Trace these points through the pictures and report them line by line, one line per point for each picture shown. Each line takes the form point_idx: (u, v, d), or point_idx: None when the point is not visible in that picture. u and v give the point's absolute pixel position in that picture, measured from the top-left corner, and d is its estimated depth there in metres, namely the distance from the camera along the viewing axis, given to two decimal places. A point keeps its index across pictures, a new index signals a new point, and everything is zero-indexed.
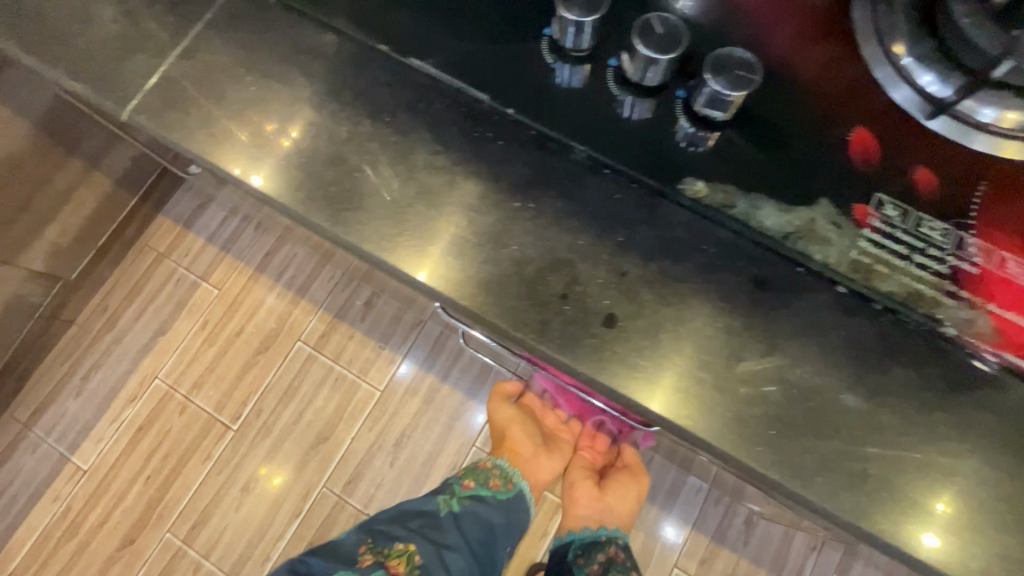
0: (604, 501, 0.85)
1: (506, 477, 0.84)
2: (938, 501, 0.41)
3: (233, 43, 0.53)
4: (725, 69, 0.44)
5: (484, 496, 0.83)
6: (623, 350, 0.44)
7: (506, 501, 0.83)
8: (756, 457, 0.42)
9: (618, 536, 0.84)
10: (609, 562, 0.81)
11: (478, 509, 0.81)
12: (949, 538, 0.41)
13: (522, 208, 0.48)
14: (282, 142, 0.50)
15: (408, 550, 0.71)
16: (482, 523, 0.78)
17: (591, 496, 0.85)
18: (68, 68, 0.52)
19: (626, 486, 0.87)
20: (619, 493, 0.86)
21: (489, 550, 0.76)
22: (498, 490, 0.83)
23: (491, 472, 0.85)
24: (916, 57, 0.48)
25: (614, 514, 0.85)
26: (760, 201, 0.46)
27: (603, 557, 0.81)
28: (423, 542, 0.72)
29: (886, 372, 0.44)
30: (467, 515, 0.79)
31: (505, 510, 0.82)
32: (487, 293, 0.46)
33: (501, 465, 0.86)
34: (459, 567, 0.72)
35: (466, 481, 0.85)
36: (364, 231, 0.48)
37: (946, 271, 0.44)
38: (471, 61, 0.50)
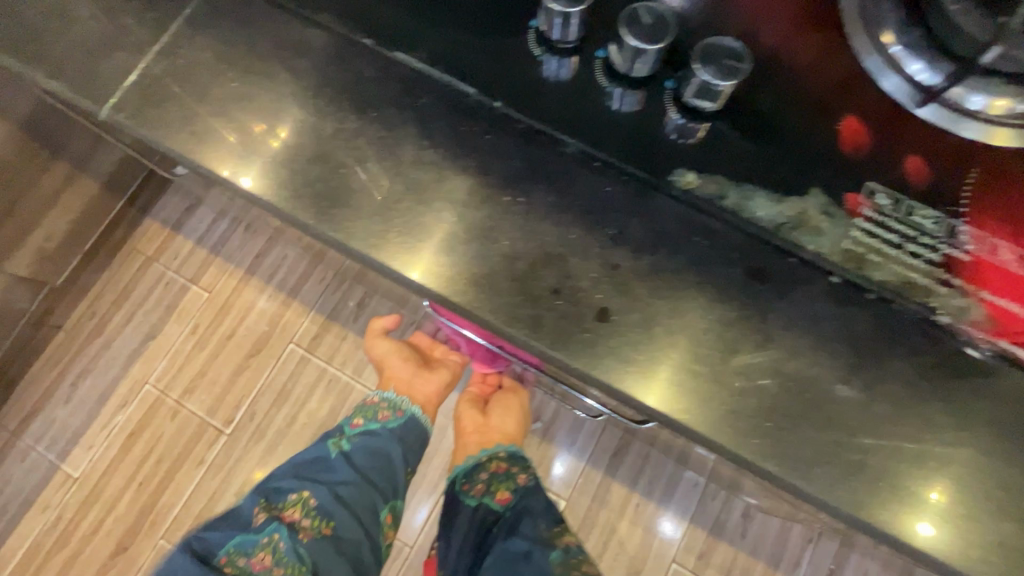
0: (487, 425, 0.98)
1: (394, 407, 0.89)
2: (932, 490, 0.41)
3: (215, 39, 0.52)
4: (713, 58, 0.44)
5: (374, 429, 0.87)
6: (617, 345, 0.44)
7: (396, 427, 0.87)
8: (752, 450, 0.42)
9: (500, 451, 0.92)
10: (491, 476, 0.88)
11: (369, 442, 0.85)
12: (942, 526, 0.40)
13: (513, 203, 0.47)
14: (272, 144, 0.49)
15: (300, 497, 0.75)
16: (373, 453, 0.83)
17: (475, 422, 0.98)
18: (47, 68, 0.51)
19: (506, 405, 1.01)
20: (501, 413, 0.99)
21: (383, 474, 0.81)
22: (388, 420, 0.87)
23: (380, 405, 0.89)
24: (903, 45, 0.48)
25: (498, 432, 0.97)
26: (751, 192, 0.45)
27: (486, 475, 0.88)
28: (314, 486, 0.77)
29: (881, 362, 0.43)
30: (357, 450, 0.83)
31: (396, 434, 0.86)
32: (477, 289, 0.45)
33: (390, 397, 0.90)
34: (354, 495, 0.77)
35: (357, 421, 0.89)
36: (352, 228, 0.47)
37: (938, 259, 0.43)
38: (459, 55, 0.49)
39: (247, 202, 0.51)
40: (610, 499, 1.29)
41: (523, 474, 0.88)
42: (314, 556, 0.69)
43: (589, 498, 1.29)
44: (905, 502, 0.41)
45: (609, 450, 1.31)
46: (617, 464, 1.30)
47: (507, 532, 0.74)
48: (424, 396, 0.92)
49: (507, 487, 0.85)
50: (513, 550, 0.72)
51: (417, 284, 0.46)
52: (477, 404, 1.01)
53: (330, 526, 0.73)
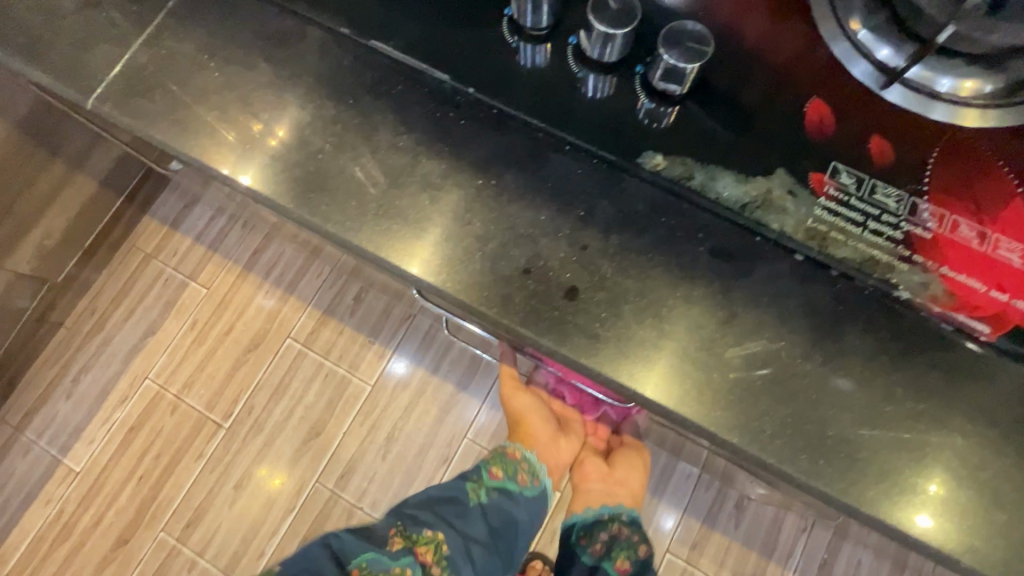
0: (613, 477, 0.85)
1: (535, 473, 0.76)
2: (930, 482, 0.41)
3: (197, 31, 0.53)
4: (678, 42, 0.45)
5: (513, 490, 0.73)
6: (585, 321, 0.45)
7: (535, 496, 0.75)
8: (716, 423, 0.43)
9: (622, 513, 0.82)
10: (612, 540, 0.79)
11: (507, 506, 0.71)
12: (939, 517, 0.41)
13: (484, 185, 0.48)
14: (274, 142, 0.50)
15: (436, 539, 0.64)
16: (509, 521, 0.70)
17: (600, 472, 0.85)
18: (35, 61, 0.52)
19: (631, 461, 0.87)
20: (626, 468, 0.87)
21: (510, 542, 0.69)
22: (530, 487, 0.75)
23: (521, 465, 0.76)
24: (870, 29, 0.49)
25: (624, 490, 0.85)
26: (717, 172, 0.46)
27: (606, 535, 0.80)
28: (448, 531, 0.66)
29: (841, 336, 0.45)
30: (496, 511, 0.70)
31: (534, 508, 0.73)
32: (451, 269, 0.46)
33: (532, 460, 0.77)
34: (483, 563, 0.66)
35: (494, 470, 0.75)
36: (329, 213, 0.48)
37: (900, 237, 0.44)
38: (434, 43, 0.50)
39: (231, 189, 0.52)
40: None
41: (644, 546, 0.80)
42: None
43: None
44: (905, 491, 0.41)
45: None
46: None
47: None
48: (557, 464, 0.80)
49: (626, 557, 0.77)
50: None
51: (392, 266, 0.47)
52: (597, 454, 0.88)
53: None
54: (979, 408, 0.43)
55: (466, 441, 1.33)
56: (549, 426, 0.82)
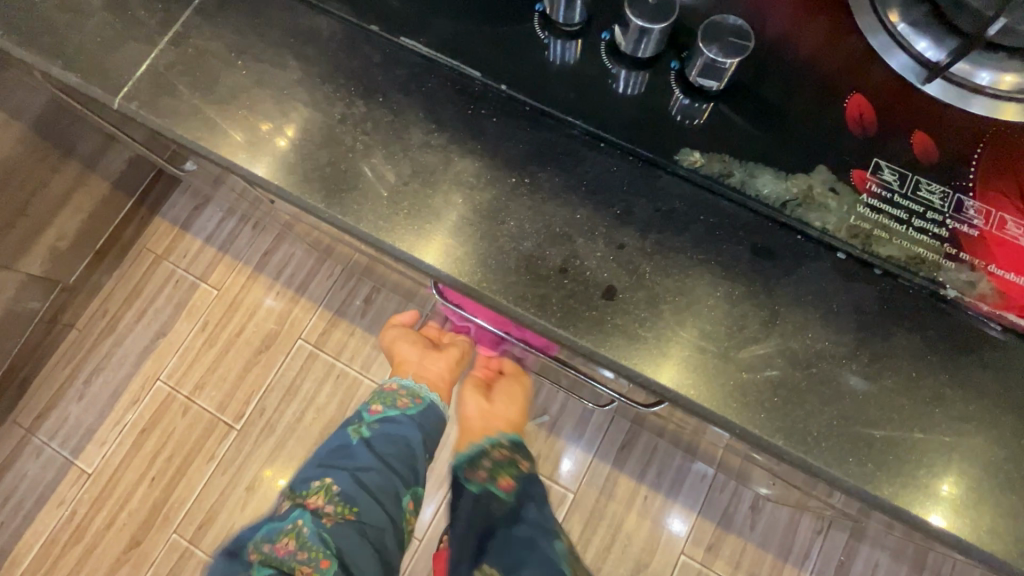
0: (492, 409, 0.82)
1: (414, 395, 0.82)
2: (942, 483, 0.41)
3: (224, 28, 0.53)
4: (718, 37, 0.44)
5: (394, 416, 0.81)
6: (624, 321, 0.44)
7: (416, 414, 0.81)
8: (760, 425, 0.42)
9: (500, 438, 0.80)
10: (493, 464, 0.77)
11: (391, 429, 0.80)
12: (952, 519, 0.40)
13: (518, 183, 0.48)
14: (278, 144, 0.50)
15: (324, 484, 0.73)
16: (393, 440, 0.78)
17: (479, 407, 0.82)
18: (62, 60, 0.52)
19: (510, 391, 0.85)
20: (506, 399, 0.84)
21: (399, 454, 0.76)
22: (407, 406, 0.81)
23: (399, 391, 0.82)
24: (909, 23, 0.48)
25: (501, 419, 0.82)
26: (757, 169, 0.46)
27: (487, 463, 0.77)
28: (336, 473, 0.74)
29: (888, 336, 0.44)
30: (380, 437, 0.78)
31: (419, 419, 0.81)
32: (486, 269, 0.46)
33: (409, 386, 0.83)
34: (377, 482, 0.74)
35: (374, 406, 0.83)
36: (361, 212, 0.47)
37: (946, 234, 0.43)
38: (464, 39, 0.49)
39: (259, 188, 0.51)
40: (618, 491, 1.29)
41: (526, 463, 0.80)
42: (337, 543, 0.68)
43: (597, 489, 1.29)
44: (920, 490, 0.41)
45: (616, 443, 1.31)
46: (625, 456, 1.30)
47: (510, 520, 0.70)
48: (432, 376, 0.84)
49: (508, 475, 0.77)
50: (518, 536, 0.68)
51: (427, 267, 0.47)
52: (480, 388, 0.85)
53: (354, 512, 0.71)
54: None
55: None
56: (422, 351, 0.87)
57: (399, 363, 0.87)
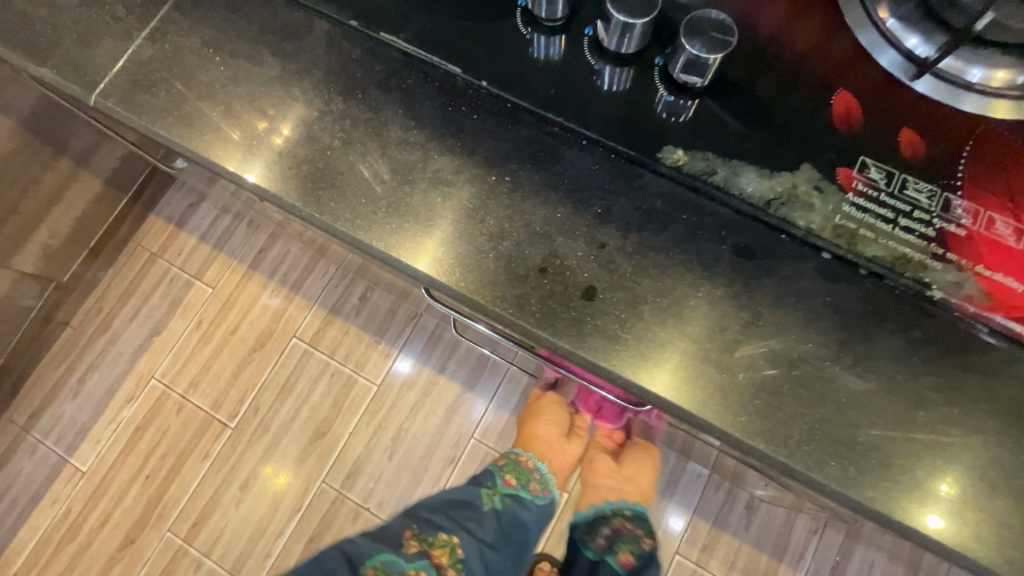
0: (621, 474, 0.92)
1: (545, 482, 0.91)
2: (941, 483, 0.40)
3: (203, 23, 0.52)
4: (701, 31, 0.43)
5: (524, 498, 0.89)
6: (604, 322, 0.43)
7: (542, 503, 0.90)
8: (741, 428, 0.41)
9: (625, 508, 0.91)
10: (614, 534, 0.88)
11: (517, 509, 0.88)
12: (950, 519, 0.39)
13: (498, 182, 0.47)
14: (276, 141, 0.49)
15: (451, 540, 0.77)
16: (519, 523, 0.85)
17: (608, 470, 0.93)
18: (38, 56, 0.51)
19: (639, 461, 0.93)
20: (635, 467, 0.93)
21: (518, 539, 0.83)
22: (537, 494, 0.90)
23: (533, 474, 0.91)
24: (899, 18, 0.47)
25: (629, 486, 0.92)
26: (741, 168, 0.45)
27: (609, 530, 0.89)
28: (463, 535, 0.79)
29: (871, 338, 0.43)
30: (508, 516, 0.85)
31: (542, 514, 0.89)
32: (465, 269, 0.45)
33: (544, 471, 0.92)
34: (495, 561, 0.79)
35: (509, 478, 0.91)
36: (338, 210, 0.47)
37: (932, 234, 0.43)
38: (445, 35, 0.49)
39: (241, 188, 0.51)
40: None
41: (647, 539, 0.89)
42: None
43: None
44: (908, 495, 0.40)
45: None
46: None
47: None
48: (562, 462, 0.93)
49: (630, 550, 0.86)
50: None
51: (405, 266, 0.46)
52: (608, 454, 0.95)
53: None
54: (1013, 410, 0.41)
55: (472, 443, 1.31)
56: (559, 431, 0.93)
57: (532, 438, 0.94)
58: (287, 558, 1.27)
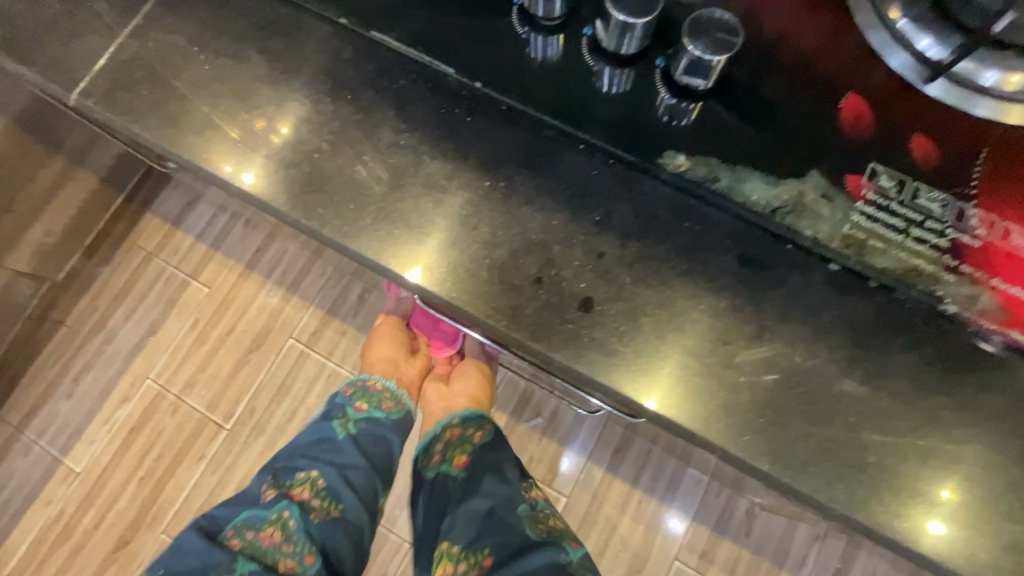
0: (451, 392, 0.85)
1: (398, 399, 0.86)
2: (943, 488, 0.38)
3: (189, 21, 0.50)
4: (705, 31, 0.41)
5: (377, 417, 0.84)
6: (601, 336, 0.41)
7: (395, 418, 0.85)
8: (745, 449, 0.39)
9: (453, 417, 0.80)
10: (445, 445, 0.76)
11: (374, 429, 0.83)
12: (953, 525, 0.38)
13: (492, 187, 0.45)
14: (274, 141, 0.47)
15: (310, 475, 0.76)
16: (376, 440, 0.82)
17: (438, 391, 0.86)
18: (18, 53, 0.49)
19: (467, 376, 0.87)
20: (465, 383, 0.87)
21: (380, 455, 0.81)
22: (391, 411, 0.85)
23: (383, 393, 0.85)
24: (911, 19, 0.45)
25: (459, 398, 0.84)
26: (745, 174, 0.43)
27: (441, 445, 0.77)
28: (324, 467, 0.77)
29: (882, 354, 0.41)
30: (364, 437, 0.82)
31: (400, 427, 0.85)
32: (457, 279, 0.43)
33: (393, 389, 0.85)
34: (361, 481, 0.78)
35: (359, 403, 0.85)
36: (327, 216, 0.45)
37: (946, 245, 0.41)
38: (439, 34, 0.47)
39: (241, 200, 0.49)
40: (611, 496, 1.27)
41: (477, 433, 0.78)
42: (325, 538, 0.71)
43: (590, 494, 1.27)
44: (913, 502, 0.38)
45: (610, 447, 1.28)
46: (619, 460, 1.27)
47: (470, 491, 0.68)
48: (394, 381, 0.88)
49: (463, 452, 0.75)
50: (476, 509, 0.66)
51: (406, 283, 0.44)
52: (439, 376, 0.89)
53: (339, 508, 0.75)
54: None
55: None
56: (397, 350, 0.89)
57: (372, 361, 0.89)
58: None
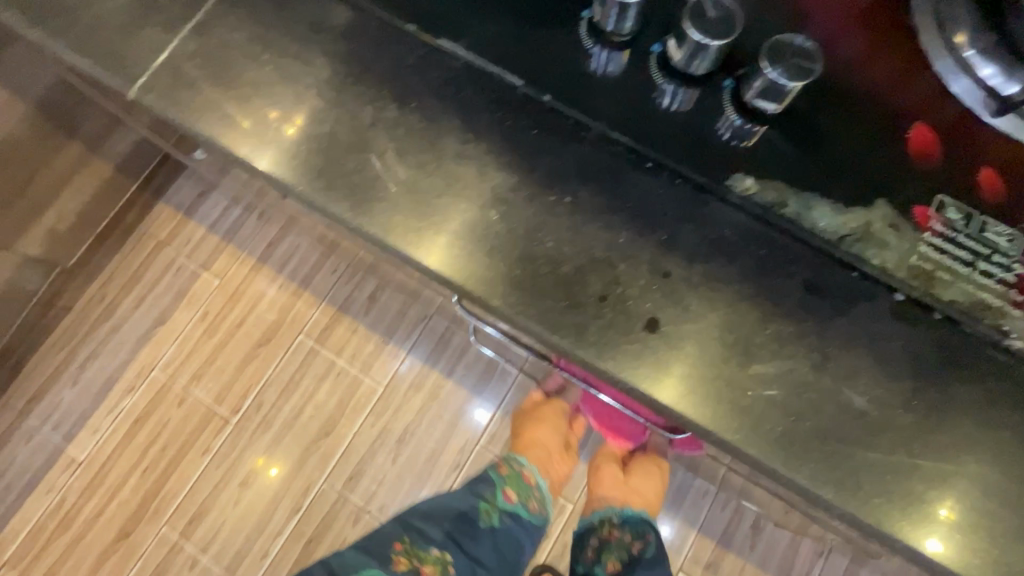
0: (628, 484, 0.95)
1: (544, 501, 0.96)
2: (942, 507, 0.39)
3: (249, 18, 0.49)
4: (783, 56, 0.41)
5: (522, 515, 0.94)
6: (666, 357, 0.41)
7: (535, 523, 0.94)
8: (809, 475, 0.40)
9: (613, 515, 0.95)
10: (601, 544, 0.94)
11: (515, 524, 0.93)
12: (954, 541, 0.38)
13: (558, 202, 0.45)
14: (288, 131, 0.47)
15: (438, 559, 0.87)
16: (511, 541, 0.91)
17: (616, 479, 0.96)
18: (75, 44, 0.48)
19: (647, 470, 0.95)
20: (642, 478, 0.95)
21: (510, 556, 0.90)
22: (535, 513, 0.95)
23: (535, 486, 0.96)
24: (980, 49, 0.45)
25: (637, 496, 0.94)
26: (814, 201, 0.43)
27: (596, 541, 0.95)
28: (454, 552, 0.88)
29: (945, 384, 0.41)
30: (503, 534, 0.91)
31: (535, 533, 0.94)
32: (520, 293, 0.43)
33: (543, 488, 0.96)
34: None
35: (510, 492, 0.95)
36: (390, 223, 0.45)
37: (1012, 279, 0.41)
38: (507, 46, 0.47)
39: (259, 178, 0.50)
40: None
41: (635, 543, 0.92)
42: None
43: None
44: (914, 518, 0.39)
45: None
46: None
47: None
48: (556, 474, 0.98)
49: (617, 558, 0.91)
50: None
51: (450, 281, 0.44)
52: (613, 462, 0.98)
53: None
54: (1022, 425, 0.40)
55: (477, 450, 1.29)
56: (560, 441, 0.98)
57: (535, 442, 0.98)
58: (285, 558, 1.25)
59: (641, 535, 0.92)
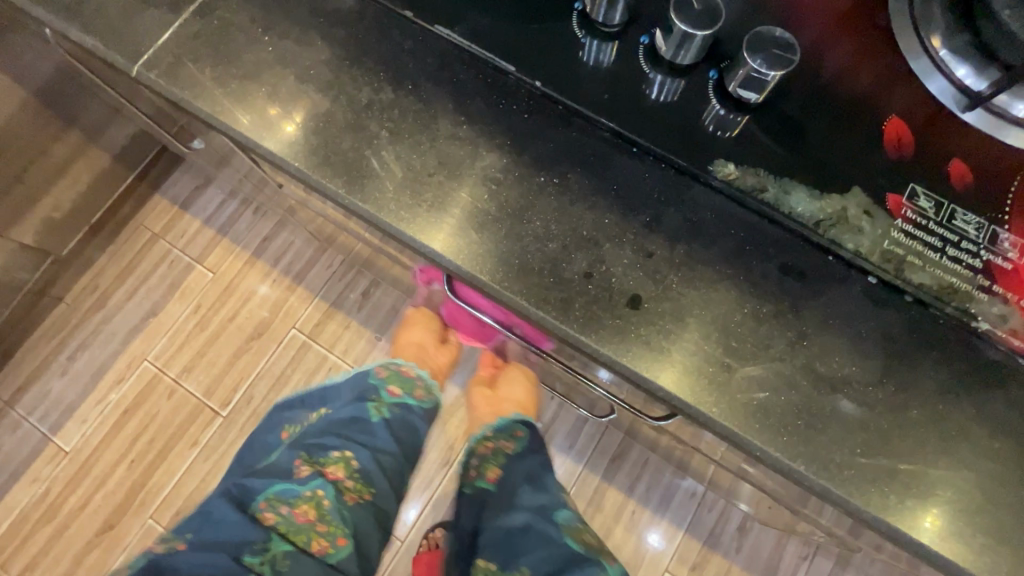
0: (496, 395, 0.95)
1: (428, 389, 0.97)
2: (925, 519, 0.40)
3: (252, 2, 0.51)
4: (764, 47, 0.43)
5: (410, 405, 0.96)
6: (647, 333, 0.43)
7: (424, 408, 0.97)
8: (783, 450, 0.41)
9: (489, 430, 0.94)
10: (481, 459, 0.91)
11: (405, 414, 0.95)
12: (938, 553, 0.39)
13: (546, 183, 0.46)
14: (285, 129, 0.48)
15: (343, 457, 0.85)
16: (407, 426, 0.94)
17: (485, 398, 0.97)
18: (82, 23, 0.50)
19: (511, 378, 0.94)
20: (509, 385, 0.94)
21: (408, 440, 0.93)
22: (422, 400, 0.97)
23: (416, 381, 0.96)
24: (952, 49, 0.47)
25: (506, 403, 0.94)
26: (791, 186, 0.45)
27: (477, 459, 0.92)
28: (357, 448, 0.87)
29: (913, 363, 0.43)
30: (395, 421, 0.93)
31: (426, 416, 0.97)
32: (508, 269, 0.44)
33: (426, 378, 0.97)
34: (390, 465, 0.90)
35: (393, 389, 0.95)
36: (383, 201, 0.46)
37: (979, 265, 0.43)
38: (502, 34, 0.48)
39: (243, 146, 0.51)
40: (606, 504, 1.25)
41: (507, 445, 0.91)
42: (357, 520, 0.82)
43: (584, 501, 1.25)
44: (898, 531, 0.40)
45: (607, 455, 1.27)
46: (614, 469, 1.26)
47: (505, 507, 0.81)
48: (436, 365, 0.99)
49: (496, 464, 0.89)
50: (510, 521, 0.78)
51: (438, 256, 0.45)
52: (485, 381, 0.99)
53: (371, 491, 0.86)
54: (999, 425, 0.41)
55: None
56: (429, 338, 0.97)
57: (406, 344, 0.99)
58: None
59: (511, 435, 0.92)
